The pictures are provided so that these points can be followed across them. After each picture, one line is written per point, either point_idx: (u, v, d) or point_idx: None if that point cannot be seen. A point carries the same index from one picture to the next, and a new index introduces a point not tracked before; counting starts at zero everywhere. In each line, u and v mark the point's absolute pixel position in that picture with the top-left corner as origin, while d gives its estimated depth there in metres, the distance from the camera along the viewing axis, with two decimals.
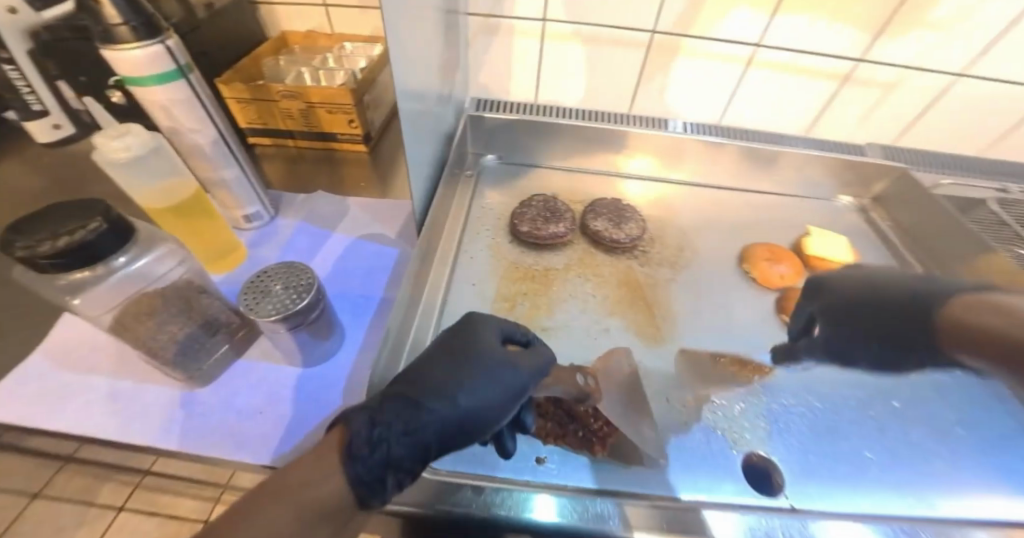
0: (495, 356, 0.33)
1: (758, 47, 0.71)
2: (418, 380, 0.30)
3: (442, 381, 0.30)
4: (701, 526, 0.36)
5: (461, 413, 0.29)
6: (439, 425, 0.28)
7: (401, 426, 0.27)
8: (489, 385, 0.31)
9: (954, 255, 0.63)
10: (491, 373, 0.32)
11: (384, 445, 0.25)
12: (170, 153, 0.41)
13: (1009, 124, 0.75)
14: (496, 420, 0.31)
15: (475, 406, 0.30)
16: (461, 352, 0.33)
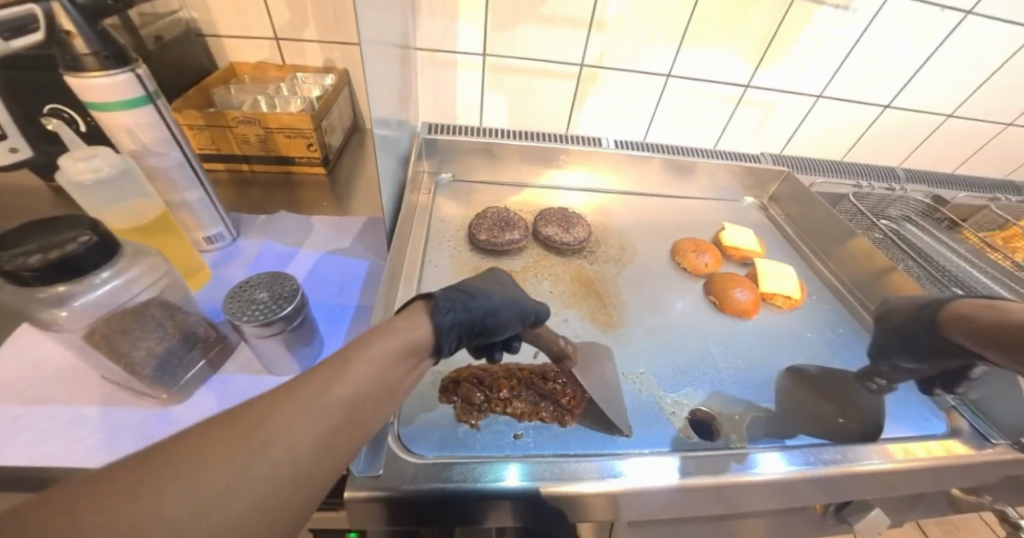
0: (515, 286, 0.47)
1: (667, 77, 0.85)
2: (466, 285, 0.43)
3: (482, 289, 0.43)
4: (660, 470, 0.44)
5: (494, 306, 0.42)
6: (484, 309, 0.40)
7: (462, 302, 0.38)
8: (512, 299, 0.45)
9: (829, 240, 0.78)
10: (513, 293, 0.46)
11: (454, 309, 0.37)
12: (138, 175, 0.42)
13: (856, 136, 0.96)
14: (510, 326, 0.44)
15: (502, 308, 0.43)
16: (494, 279, 0.47)
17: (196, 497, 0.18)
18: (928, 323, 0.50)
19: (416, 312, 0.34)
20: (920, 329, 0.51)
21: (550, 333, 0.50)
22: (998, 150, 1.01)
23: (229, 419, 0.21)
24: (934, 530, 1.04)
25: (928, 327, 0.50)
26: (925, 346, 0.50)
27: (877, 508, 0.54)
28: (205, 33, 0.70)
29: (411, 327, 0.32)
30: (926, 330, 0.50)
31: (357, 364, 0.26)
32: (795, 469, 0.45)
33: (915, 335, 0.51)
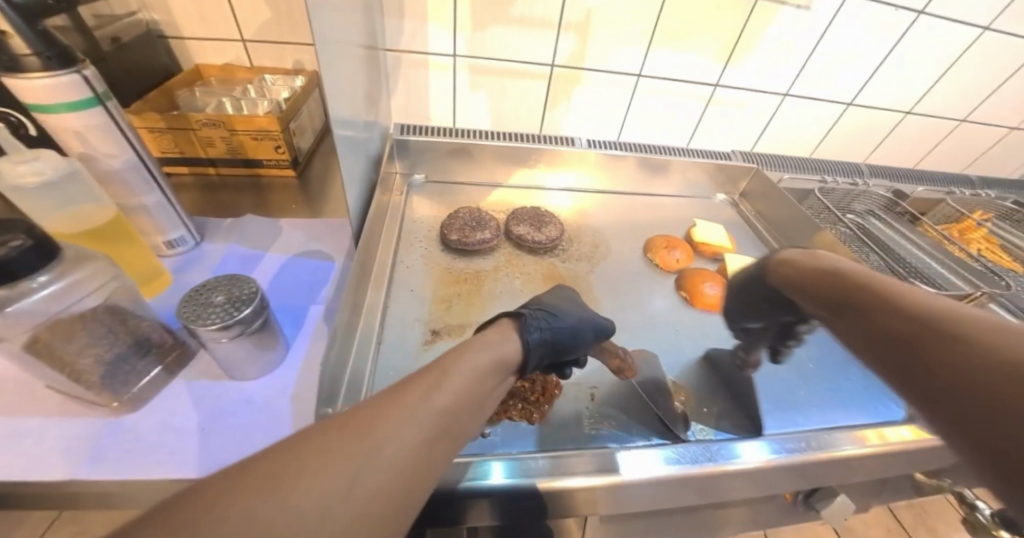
0: (585, 307, 0.52)
1: (638, 77, 0.86)
2: (547, 305, 0.48)
3: (560, 308, 0.48)
4: (632, 463, 0.44)
5: (575, 327, 0.46)
6: (566, 330, 0.44)
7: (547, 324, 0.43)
8: (587, 318, 0.49)
9: (799, 235, 0.79)
10: (586, 312, 0.50)
11: (540, 332, 0.41)
12: (85, 179, 0.41)
13: (822, 133, 0.98)
14: (586, 344, 0.48)
15: (582, 328, 0.47)
16: (569, 300, 0.51)
17: (330, 487, 0.21)
18: (758, 283, 0.49)
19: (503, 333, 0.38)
20: (755, 287, 0.49)
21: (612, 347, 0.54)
22: (956, 146, 1.05)
23: (344, 421, 0.24)
24: (906, 516, 1.07)
25: (761, 286, 0.48)
26: (765, 304, 0.49)
27: (844, 494, 0.56)
28: (166, 35, 0.69)
29: (493, 346, 0.36)
30: (761, 288, 0.48)
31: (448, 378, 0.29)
32: (777, 455, 0.47)
33: (756, 295, 0.50)
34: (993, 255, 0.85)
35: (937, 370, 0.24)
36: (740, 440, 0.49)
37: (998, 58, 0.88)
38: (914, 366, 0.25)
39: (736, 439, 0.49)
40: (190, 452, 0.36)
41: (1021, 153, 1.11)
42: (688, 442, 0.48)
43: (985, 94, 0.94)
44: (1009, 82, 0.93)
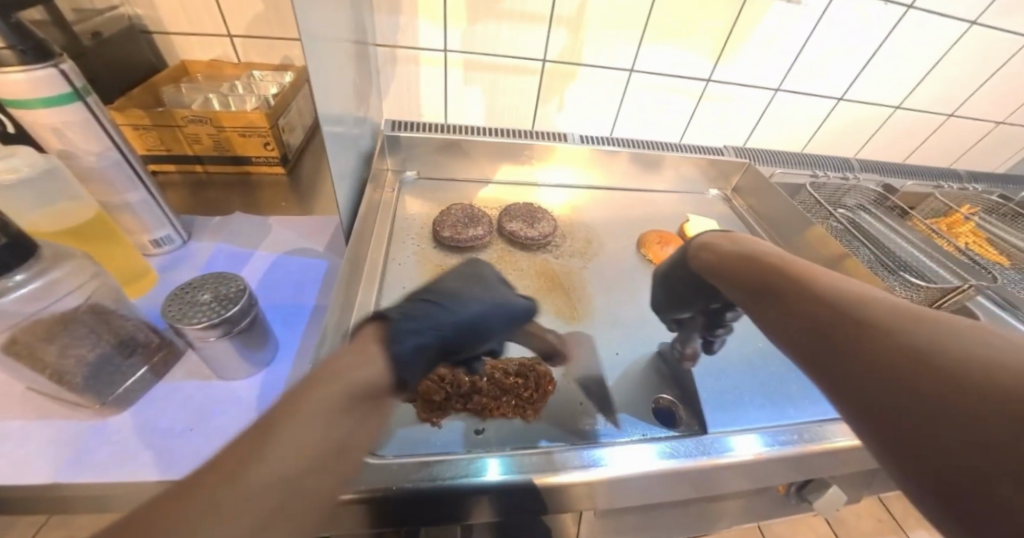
0: (491, 289, 0.43)
1: (631, 72, 0.86)
2: (441, 292, 0.39)
3: (456, 294, 0.40)
4: (628, 459, 0.44)
5: (474, 317, 0.39)
6: (455, 324, 0.37)
7: (431, 322, 0.35)
8: (495, 304, 0.41)
9: (791, 230, 0.79)
10: (495, 295, 0.42)
11: (420, 332, 0.33)
12: (65, 176, 0.40)
13: (814, 128, 0.99)
14: (491, 335, 0.41)
15: (484, 316, 0.40)
16: (473, 281, 0.43)
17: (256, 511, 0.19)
18: (680, 272, 0.47)
19: (365, 340, 0.29)
20: (677, 276, 0.47)
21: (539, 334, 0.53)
22: (945, 140, 1.06)
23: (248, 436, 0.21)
24: (896, 506, 1.09)
25: (682, 273, 0.46)
26: (689, 294, 0.47)
27: (836, 484, 0.57)
28: (150, 30, 0.67)
29: (360, 365, 0.27)
30: (683, 277, 0.46)
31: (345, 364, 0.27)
32: (771, 448, 0.47)
33: (677, 283, 0.48)
34: (979, 249, 0.86)
35: (851, 360, 0.23)
36: (734, 434, 0.49)
37: (985, 53, 0.89)
38: (829, 355, 0.24)
39: (731, 433, 0.49)
40: (178, 454, 0.35)
41: (1008, 147, 1.12)
42: (683, 436, 0.48)
43: (973, 89, 0.95)
44: (996, 77, 0.94)
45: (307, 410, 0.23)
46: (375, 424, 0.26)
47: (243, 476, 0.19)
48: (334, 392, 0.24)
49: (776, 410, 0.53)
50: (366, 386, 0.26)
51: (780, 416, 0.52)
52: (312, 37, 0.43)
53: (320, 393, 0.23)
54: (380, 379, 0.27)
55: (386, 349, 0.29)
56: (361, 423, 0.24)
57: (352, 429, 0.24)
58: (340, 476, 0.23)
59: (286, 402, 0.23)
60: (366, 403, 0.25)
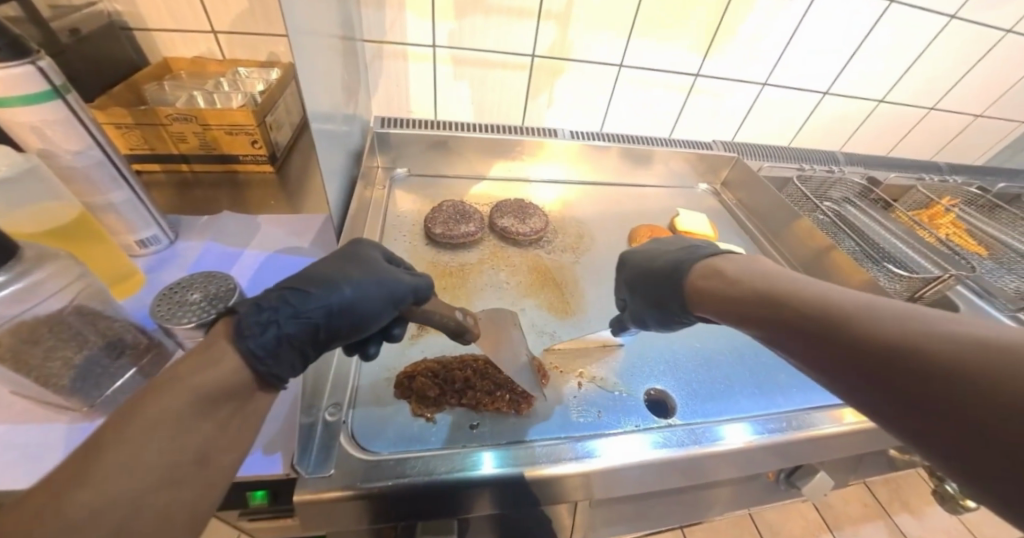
0: (367, 267, 0.41)
1: (620, 66, 0.86)
2: (306, 277, 0.37)
3: (329, 276, 0.38)
4: (621, 450, 0.45)
5: (350, 300, 0.37)
6: (323, 312, 0.36)
7: (289, 311, 0.33)
8: (371, 286, 0.39)
9: (781, 225, 0.79)
10: (371, 276, 0.40)
11: (274, 326, 0.32)
12: (45, 174, 0.39)
13: (800, 121, 1.00)
14: (374, 317, 0.39)
15: (362, 299, 0.38)
16: (349, 261, 0.41)
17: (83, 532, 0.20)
18: (662, 281, 0.45)
19: (219, 337, 0.31)
20: (661, 283, 0.45)
21: (446, 310, 0.44)
22: (926, 133, 1.09)
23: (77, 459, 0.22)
24: (882, 492, 1.12)
25: (664, 282, 0.44)
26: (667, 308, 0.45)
27: (823, 471, 0.58)
28: (132, 27, 0.66)
29: (207, 367, 0.28)
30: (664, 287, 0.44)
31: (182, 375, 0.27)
32: (760, 436, 0.48)
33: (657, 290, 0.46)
34: (960, 240, 0.88)
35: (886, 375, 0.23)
36: (725, 422, 0.50)
37: (965, 47, 0.91)
38: (829, 345, 0.26)
39: (723, 422, 0.50)
40: None
41: (987, 140, 1.15)
42: (674, 426, 0.49)
43: (952, 83, 0.97)
44: (975, 70, 0.96)
45: (144, 423, 0.24)
46: (236, 429, 0.28)
47: (70, 499, 0.20)
48: (182, 401, 0.25)
49: (766, 399, 0.54)
50: (219, 390, 0.27)
51: (770, 404, 0.54)
52: (301, 33, 0.42)
53: (160, 402, 0.25)
54: (233, 380, 0.29)
55: (238, 345, 0.30)
56: (217, 429, 0.27)
57: (206, 438, 0.26)
58: (202, 483, 0.25)
59: (123, 415, 0.24)
60: (220, 407, 0.27)
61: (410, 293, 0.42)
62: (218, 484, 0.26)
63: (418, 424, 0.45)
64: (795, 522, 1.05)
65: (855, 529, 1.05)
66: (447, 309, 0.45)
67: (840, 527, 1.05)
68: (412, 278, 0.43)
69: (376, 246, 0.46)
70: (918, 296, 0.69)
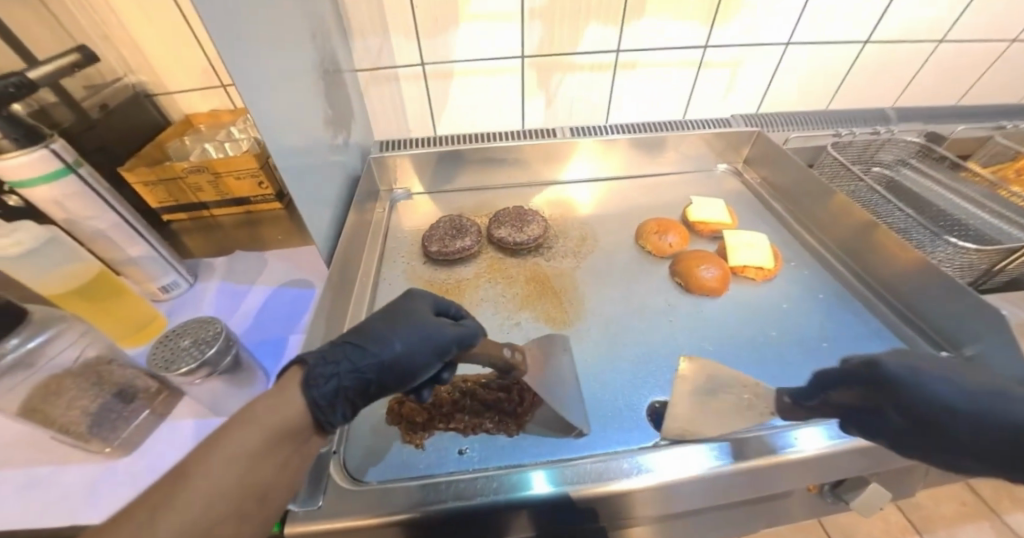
0: (421, 317, 0.40)
1: (618, 52, 0.81)
2: (359, 330, 0.38)
3: (381, 331, 0.38)
4: (678, 467, 0.42)
5: (399, 354, 0.37)
6: (376, 366, 0.36)
7: (348, 365, 0.34)
8: (422, 339, 0.38)
9: (817, 205, 0.69)
10: (421, 328, 0.39)
11: (335, 378, 0.33)
12: (67, 242, 0.45)
13: (837, 80, 0.89)
14: (421, 370, 0.38)
15: (411, 354, 0.38)
16: (400, 312, 0.41)
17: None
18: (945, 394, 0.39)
19: (289, 382, 0.32)
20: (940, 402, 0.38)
21: (492, 351, 0.43)
22: (1007, 71, 0.91)
23: (172, 482, 0.25)
24: (986, 489, 0.95)
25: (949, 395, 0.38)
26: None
27: (876, 482, 0.51)
28: (153, 93, 0.73)
29: (282, 405, 0.30)
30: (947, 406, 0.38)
31: (263, 412, 0.29)
32: (836, 443, 0.43)
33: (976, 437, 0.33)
34: None
35: None
36: (777, 434, 0.44)
37: None
38: None
39: (795, 428, 0.45)
40: None
41: None
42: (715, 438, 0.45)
43: None
44: None
45: (224, 453, 0.27)
46: (294, 464, 0.30)
47: (162, 522, 0.23)
48: (254, 438, 0.28)
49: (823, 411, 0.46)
50: (283, 429, 0.30)
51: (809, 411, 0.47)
52: (262, 81, 0.44)
53: (238, 438, 0.27)
54: (300, 422, 0.31)
55: (305, 393, 0.32)
56: (282, 464, 0.29)
57: (269, 474, 0.28)
58: (260, 516, 0.28)
59: (206, 449, 0.27)
60: (284, 445, 0.29)
61: (456, 344, 0.40)
62: (268, 519, 0.29)
63: (410, 451, 0.45)
64: (875, 524, 0.92)
65: (951, 532, 0.90)
66: (494, 347, 0.44)
67: (933, 533, 0.91)
68: (466, 326, 0.42)
69: (432, 295, 0.46)
70: (996, 270, 0.58)
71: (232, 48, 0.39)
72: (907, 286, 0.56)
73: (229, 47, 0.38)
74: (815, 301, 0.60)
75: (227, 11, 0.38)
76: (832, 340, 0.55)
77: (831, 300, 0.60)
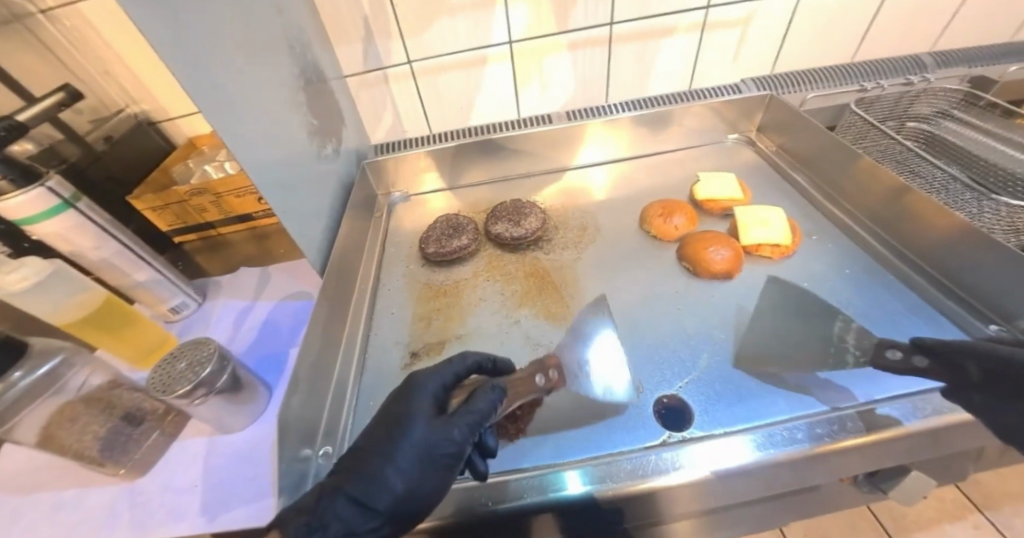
0: (419, 428, 0.37)
1: (612, 25, 0.76)
2: (355, 465, 0.36)
3: (376, 463, 0.36)
4: (714, 462, 0.39)
5: (406, 491, 0.35)
6: (382, 515, 0.34)
7: (341, 526, 0.33)
8: (423, 462, 0.36)
9: (838, 172, 0.63)
10: (420, 448, 0.37)
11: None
12: (73, 274, 0.47)
13: (862, 27, 0.80)
14: (437, 493, 0.36)
15: (419, 485, 0.36)
16: (398, 422, 0.38)
17: None
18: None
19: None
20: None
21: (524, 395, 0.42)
22: None
23: None
24: None
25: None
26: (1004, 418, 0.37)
27: (917, 470, 0.46)
28: (155, 120, 0.76)
29: None
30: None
31: None
32: (883, 427, 0.39)
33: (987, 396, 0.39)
34: None
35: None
36: (809, 423, 0.41)
37: None
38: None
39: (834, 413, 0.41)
40: (188, 510, 0.40)
41: None
42: (739, 432, 0.42)
43: None
44: None
45: None
46: None
47: None
48: None
49: (868, 380, 0.44)
50: None
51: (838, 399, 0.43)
52: (233, 99, 0.43)
53: None
54: None
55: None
56: None
57: None
58: None
59: None
60: None
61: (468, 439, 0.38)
62: None
63: None
64: (927, 504, 0.86)
65: (1015, 510, 0.83)
66: (523, 387, 0.43)
67: (994, 512, 0.84)
68: (474, 412, 0.38)
69: (433, 373, 0.41)
70: None
71: (195, 68, 0.38)
72: (947, 254, 0.50)
73: (191, 69, 0.38)
74: (844, 275, 0.55)
75: (186, 29, 0.37)
76: (862, 319, 0.50)
77: (859, 274, 0.55)
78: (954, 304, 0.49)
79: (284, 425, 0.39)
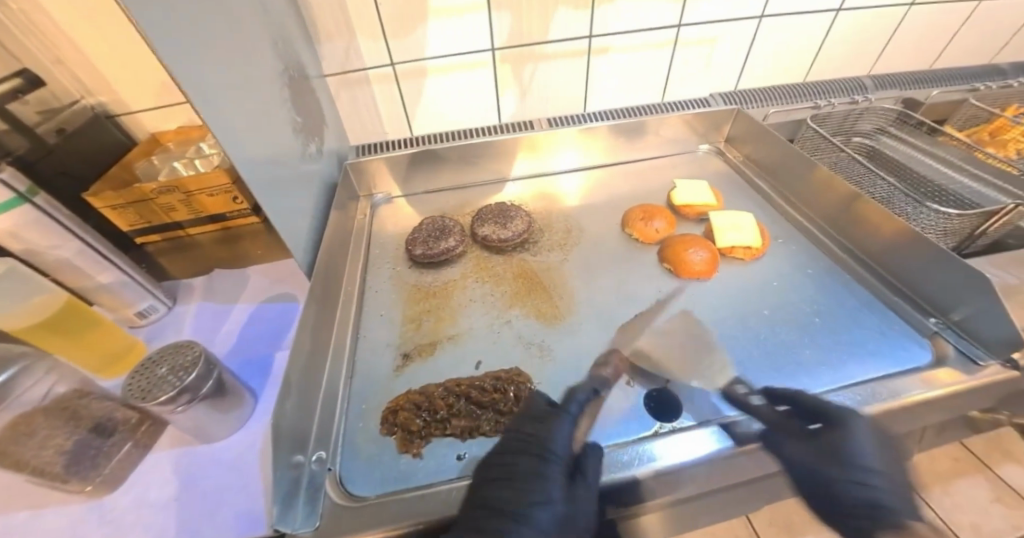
0: (558, 494, 0.36)
1: (590, 38, 0.80)
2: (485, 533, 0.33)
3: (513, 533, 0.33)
4: (691, 453, 0.41)
5: None
6: None
7: None
8: (566, 532, 0.34)
9: (798, 181, 0.69)
10: (558, 518, 0.35)
11: None
12: (26, 274, 0.43)
13: (812, 51, 0.88)
14: None
15: None
16: (528, 487, 0.36)
17: None
18: (876, 430, 0.40)
19: None
20: (879, 452, 0.38)
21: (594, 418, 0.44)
22: (979, 30, 0.91)
23: None
24: (978, 445, 0.97)
25: (888, 446, 0.39)
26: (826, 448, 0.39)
27: None
28: (114, 114, 0.71)
29: None
30: (880, 444, 0.39)
31: None
32: None
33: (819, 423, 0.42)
34: None
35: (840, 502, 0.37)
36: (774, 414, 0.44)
37: None
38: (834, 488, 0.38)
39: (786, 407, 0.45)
40: (168, 525, 0.38)
41: None
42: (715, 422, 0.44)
43: None
44: None
45: None
46: None
47: None
48: None
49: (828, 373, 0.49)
50: None
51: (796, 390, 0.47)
52: (219, 92, 0.42)
53: None
54: None
55: None
56: None
57: None
58: None
59: None
60: None
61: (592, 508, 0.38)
62: None
63: (403, 460, 0.44)
64: None
65: (946, 489, 0.92)
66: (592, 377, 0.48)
67: (928, 492, 0.92)
68: (597, 475, 0.39)
69: (560, 432, 0.40)
70: (978, 233, 0.58)
71: (181, 59, 0.36)
72: (893, 255, 0.56)
73: (177, 57, 0.36)
74: (807, 275, 0.61)
75: (172, 17, 0.36)
76: (824, 315, 0.56)
77: (819, 274, 0.60)
78: (900, 300, 0.55)
79: (277, 430, 0.37)
